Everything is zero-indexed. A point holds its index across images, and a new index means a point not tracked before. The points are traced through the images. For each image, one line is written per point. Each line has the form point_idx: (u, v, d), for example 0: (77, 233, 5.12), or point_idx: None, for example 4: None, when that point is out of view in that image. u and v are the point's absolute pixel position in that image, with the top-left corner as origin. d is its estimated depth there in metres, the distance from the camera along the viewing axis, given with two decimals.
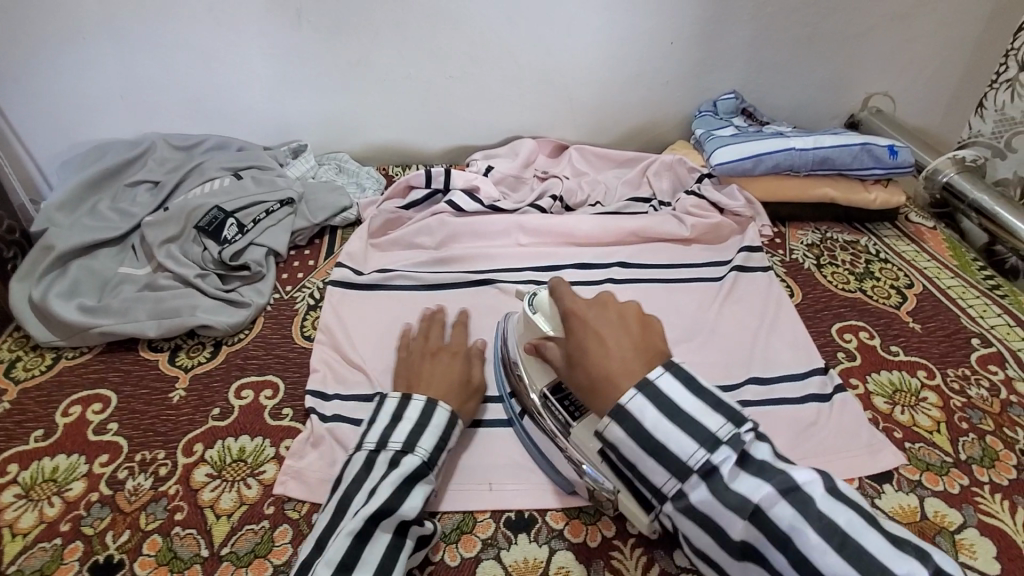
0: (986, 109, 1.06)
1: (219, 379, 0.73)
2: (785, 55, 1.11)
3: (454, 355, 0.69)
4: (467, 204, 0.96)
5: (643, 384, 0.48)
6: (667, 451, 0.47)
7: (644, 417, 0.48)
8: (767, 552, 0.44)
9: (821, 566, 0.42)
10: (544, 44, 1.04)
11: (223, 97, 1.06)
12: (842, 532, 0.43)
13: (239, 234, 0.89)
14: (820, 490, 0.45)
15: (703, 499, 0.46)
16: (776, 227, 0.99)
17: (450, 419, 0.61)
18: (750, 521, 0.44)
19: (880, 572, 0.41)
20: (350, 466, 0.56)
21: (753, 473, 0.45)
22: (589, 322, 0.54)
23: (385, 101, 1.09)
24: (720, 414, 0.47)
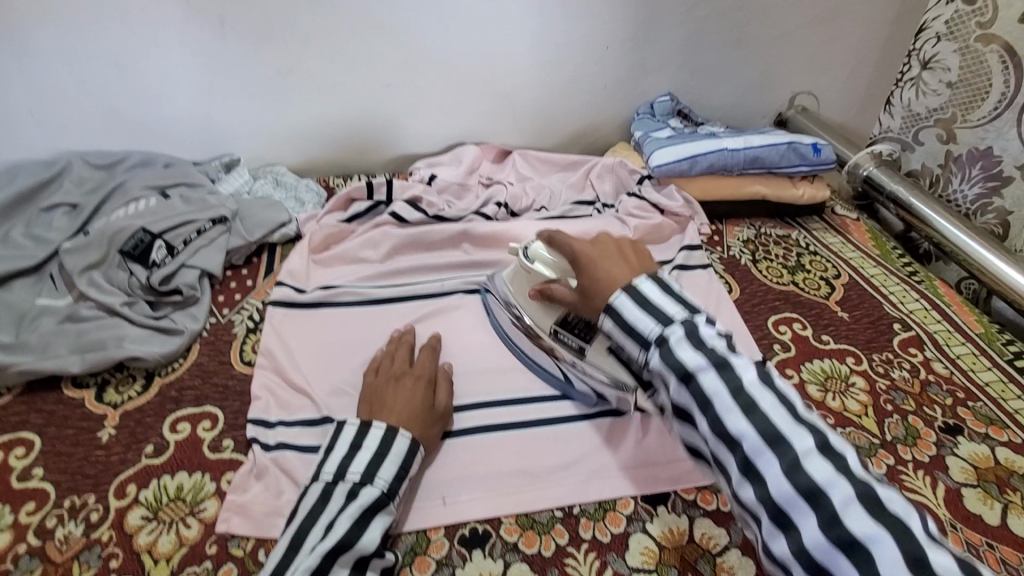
0: (893, 108, 1.12)
1: (153, 413, 0.69)
2: (715, 57, 1.15)
3: (420, 378, 0.68)
4: (411, 215, 0.95)
5: (631, 287, 0.58)
6: (632, 328, 0.56)
7: (622, 307, 0.57)
8: (697, 416, 0.51)
9: (734, 428, 0.49)
10: (482, 51, 1.04)
11: (147, 110, 1.01)
12: (756, 404, 0.49)
13: (168, 257, 0.85)
14: (753, 375, 0.51)
15: (656, 364, 0.54)
16: (714, 224, 1.02)
17: (411, 447, 0.60)
18: (684, 384, 0.52)
19: (775, 437, 0.47)
20: (305, 498, 0.55)
21: (700, 348, 0.52)
22: (592, 258, 0.66)
23: (321, 112, 1.06)
24: (681, 308, 0.56)
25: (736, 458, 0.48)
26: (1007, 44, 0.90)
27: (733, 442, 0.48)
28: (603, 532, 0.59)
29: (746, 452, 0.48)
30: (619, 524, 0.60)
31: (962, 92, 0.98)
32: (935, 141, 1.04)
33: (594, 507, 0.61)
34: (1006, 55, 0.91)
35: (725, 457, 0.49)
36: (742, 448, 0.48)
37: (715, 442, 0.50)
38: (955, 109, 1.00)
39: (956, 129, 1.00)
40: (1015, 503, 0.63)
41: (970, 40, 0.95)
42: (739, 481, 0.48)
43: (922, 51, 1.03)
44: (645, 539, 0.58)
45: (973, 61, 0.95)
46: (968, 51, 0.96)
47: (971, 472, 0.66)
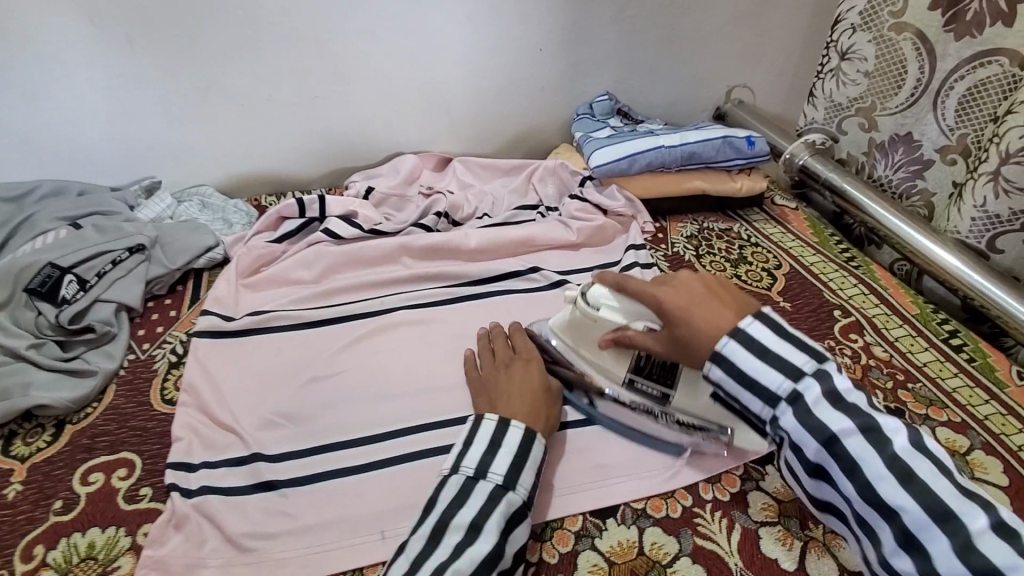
0: (817, 99, 1.15)
1: (62, 465, 0.64)
2: (649, 54, 1.15)
3: (529, 360, 0.67)
4: (345, 231, 0.91)
5: (736, 331, 0.53)
6: (754, 382, 0.51)
7: (733, 356, 0.52)
8: (838, 477, 0.49)
9: (891, 500, 0.46)
10: (412, 58, 1.01)
11: (56, 136, 0.94)
12: (915, 476, 0.46)
13: (81, 292, 0.79)
14: (904, 441, 0.48)
15: (785, 422, 0.51)
16: (658, 222, 1.02)
17: (527, 436, 0.57)
18: (825, 444, 0.49)
19: (941, 512, 0.45)
20: (449, 490, 0.53)
21: (842, 409, 0.49)
22: (683, 306, 0.56)
23: (248, 128, 1.01)
24: (807, 361, 0.51)
25: (893, 529, 0.46)
26: (918, 31, 0.92)
27: (890, 512, 0.46)
28: (550, 552, 0.57)
29: (907, 525, 0.46)
30: (567, 542, 0.58)
31: (880, 81, 1.00)
32: (858, 129, 1.07)
33: (541, 527, 0.59)
34: (918, 42, 0.93)
35: (876, 522, 0.47)
36: (903, 520, 0.46)
37: (864, 507, 0.48)
38: (873, 97, 1.02)
39: (878, 116, 1.03)
40: None
41: (885, 28, 0.97)
42: (893, 550, 0.46)
43: (840, 43, 1.06)
44: (593, 556, 0.56)
45: (888, 50, 0.98)
46: (883, 40, 0.98)
47: None
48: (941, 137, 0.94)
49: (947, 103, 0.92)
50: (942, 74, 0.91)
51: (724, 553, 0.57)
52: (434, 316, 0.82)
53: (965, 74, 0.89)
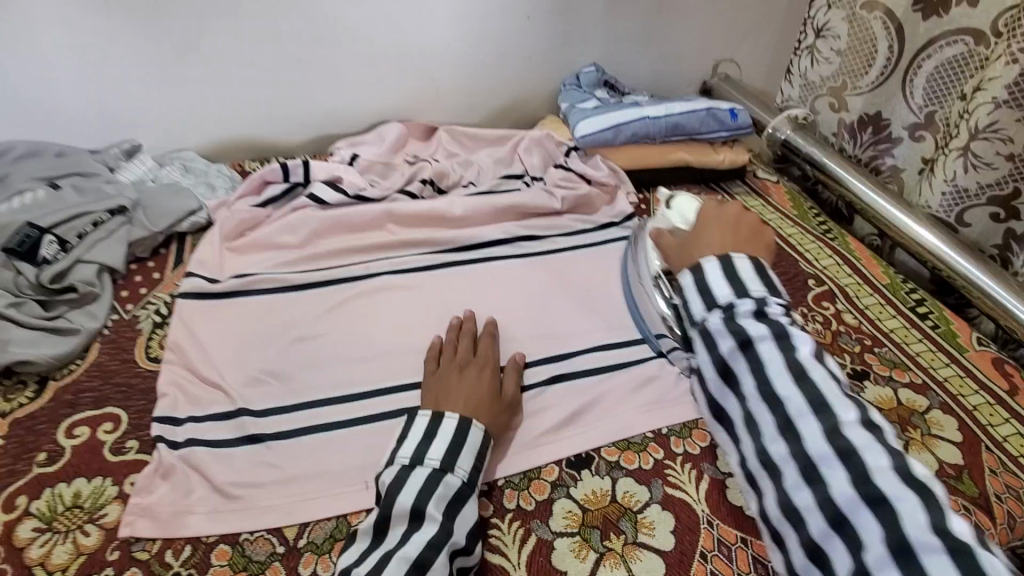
0: (793, 76, 1.15)
1: (46, 419, 0.64)
2: (636, 24, 1.14)
3: (484, 367, 0.66)
4: (330, 196, 0.91)
5: (723, 257, 0.63)
6: (708, 290, 0.62)
7: (709, 272, 0.63)
8: (741, 375, 0.58)
9: (781, 392, 0.55)
10: (396, 24, 1.00)
11: (30, 97, 0.92)
12: (808, 377, 0.55)
13: (61, 252, 0.78)
14: (808, 353, 0.57)
15: (713, 328, 0.60)
16: (641, 194, 1.03)
17: (484, 440, 0.58)
18: (740, 346, 0.58)
19: (818, 405, 0.53)
20: (410, 480, 0.53)
21: (763, 320, 0.59)
22: (730, 228, 0.70)
23: (229, 92, 1.00)
24: (764, 287, 0.61)
25: (776, 419, 0.55)
26: (888, 11, 0.94)
27: (777, 402, 0.55)
28: (526, 501, 0.59)
29: (790, 414, 0.54)
30: (543, 491, 0.60)
31: (852, 59, 1.02)
32: (829, 109, 1.09)
33: (518, 478, 0.61)
34: (888, 21, 0.94)
35: (763, 413, 0.56)
36: (788, 408, 0.54)
37: (759, 401, 0.56)
38: (845, 77, 1.04)
39: (848, 95, 1.04)
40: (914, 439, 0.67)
41: (857, 7, 0.98)
42: (772, 436, 0.54)
43: (816, 20, 1.06)
44: (569, 504, 0.59)
45: (860, 28, 0.99)
46: (855, 18, 0.99)
47: None
48: (910, 115, 0.97)
49: (915, 82, 0.94)
50: (912, 53, 0.93)
51: (692, 501, 0.60)
52: (418, 281, 0.83)
53: (932, 53, 0.90)
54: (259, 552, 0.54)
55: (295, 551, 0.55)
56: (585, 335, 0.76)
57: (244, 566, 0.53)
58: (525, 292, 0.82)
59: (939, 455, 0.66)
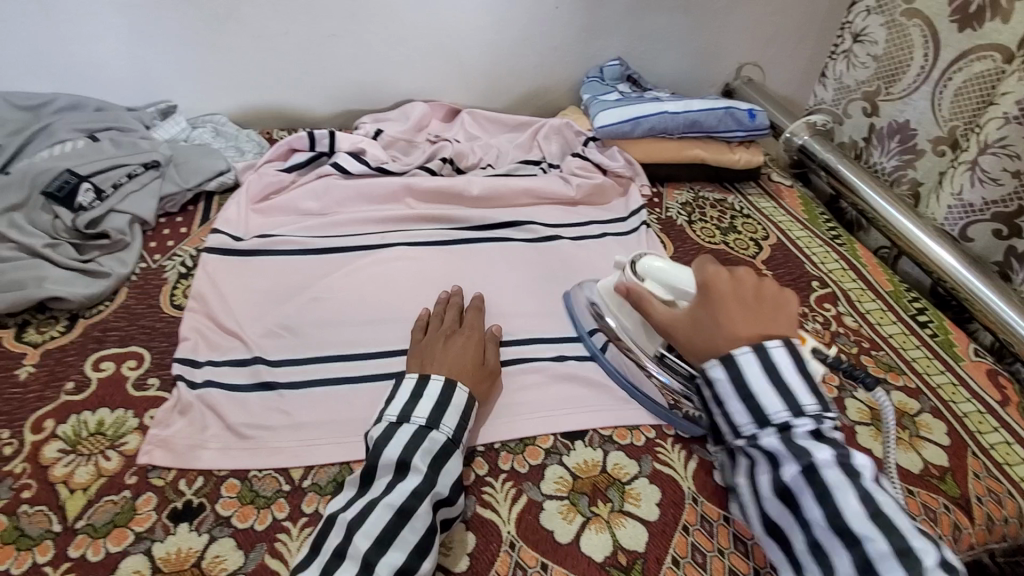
0: (827, 79, 1.17)
1: (74, 352, 0.68)
2: (663, 22, 1.16)
3: (470, 336, 0.68)
4: (353, 166, 0.94)
5: (760, 348, 0.56)
6: (756, 401, 0.55)
7: (746, 367, 0.56)
8: (806, 502, 0.51)
9: (855, 528, 0.49)
10: (428, 4, 1.03)
11: (74, 52, 0.96)
12: (883, 511, 0.49)
13: (96, 200, 0.82)
14: (870, 477, 0.52)
15: (772, 446, 0.54)
16: (655, 187, 1.05)
17: (468, 402, 0.61)
18: (803, 470, 0.52)
19: (901, 547, 0.48)
20: (397, 436, 0.55)
21: (823, 441, 0.53)
22: (724, 296, 0.61)
23: (262, 61, 1.03)
24: (814, 397, 0.55)
25: (852, 557, 0.49)
26: (927, 18, 0.95)
27: (852, 538, 0.49)
28: (520, 463, 0.62)
29: (869, 553, 0.48)
30: (537, 457, 0.63)
31: (887, 65, 1.03)
32: (862, 113, 1.10)
33: (514, 443, 0.64)
34: (926, 29, 0.95)
35: (835, 551, 0.49)
36: (865, 548, 0.48)
37: (826, 534, 0.50)
38: (879, 82, 1.05)
39: (880, 101, 1.06)
40: (902, 439, 0.69)
41: (896, 13, 1.00)
42: None
43: (854, 24, 1.08)
44: (560, 470, 0.62)
45: (897, 34, 1.00)
46: (894, 24, 1.01)
47: (865, 412, 0.72)
48: (935, 127, 0.97)
49: (943, 93, 0.95)
50: (944, 64, 0.94)
51: (679, 478, 0.62)
52: (432, 254, 0.85)
53: (962, 66, 0.91)
54: (265, 489, 0.58)
55: (300, 490, 0.58)
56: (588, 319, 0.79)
57: (251, 500, 0.57)
58: (533, 272, 0.85)
59: (924, 456, 0.68)
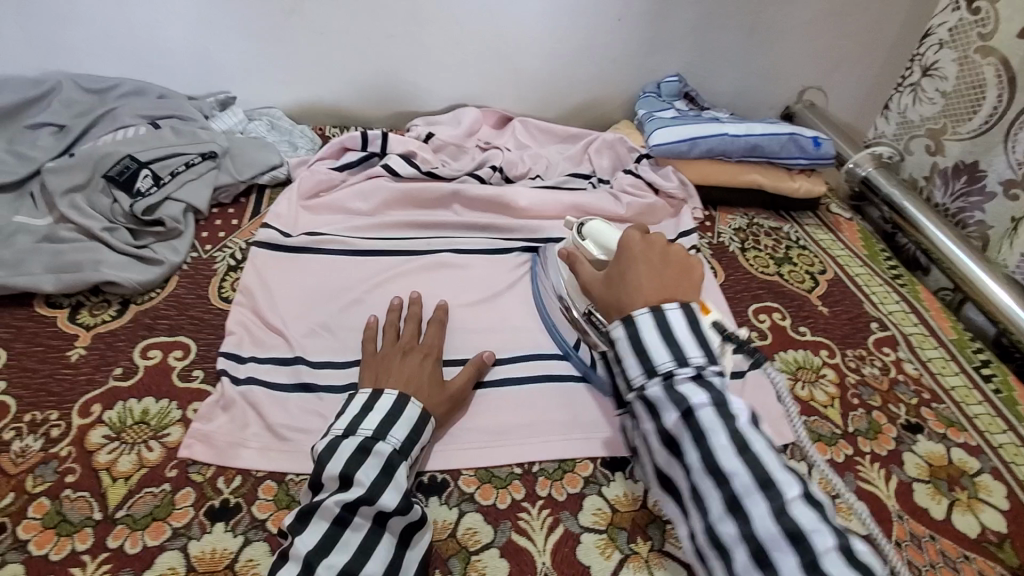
0: (890, 112, 1.12)
1: (124, 338, 0.69)
2: (726, 41, 1.13)
3: (426, 355, 0.66)
4: (404, 169, 0.94)
5: (657, 310, 0.59)
6: (646, 353, 0.57)
7: (643, 326, 0.58)
8: (685, 445, 0.53)
9: (725, 466, 0.51)
10: (489, 9, 1.01)
11: (142, 38, 0.98)
12: (749, 448, 0.51)
13: (154, 186, 0.84)
14: (744, 420, 0.54)
15: (655, 395, 0.56)
16: (707, 210, 1.02)
17: (421, 416, 0.58)
18: (682, 416, 0.54)
19: (765, 480, 0.50)
20: (341, 448, 0.53)
21: (703, 387, 0.55)
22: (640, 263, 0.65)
23: (321, 58, 1.04)
24: (701, 350, 0.57)
25: (721, 494, 0.50)
26: (1003, 58, 0.90)
27: (723, 477, 0.50)
28: (558, 491, 0.60)
29: (735, 490, 0.50)
30: (576, 485, 0.61)
31: (956, 102, 0.98)
32: (924, 151, 1.06)
33: (553, 467, 0.62)
34: (1001, 69, 0.90)
35: (708, 490, 0.51)
36: (733, 484, 0.50)
37: (702, 473, 0.51)
38: (946, 120, 1.00)
39: (946, 140, 1.01)
40: (960, 500, 0.65)
41: (970, 50, 0.94)
42: (720, 515, 0.50)
43: (925, 57, 1.03)
44: (599, 501, 0.60)
45: (969, 72, 0.95)
46: (967, 62, 0.95)
47: (924, 468, 0.67)
48: (1008, 169, 0.92)
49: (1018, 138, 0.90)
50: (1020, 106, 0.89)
51: None
52: (477, 263, 0.84)
53: None
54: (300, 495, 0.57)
55: None
56: None
57: (287, 505, 0.56)
58: None
59: (982, 519, 0.63)
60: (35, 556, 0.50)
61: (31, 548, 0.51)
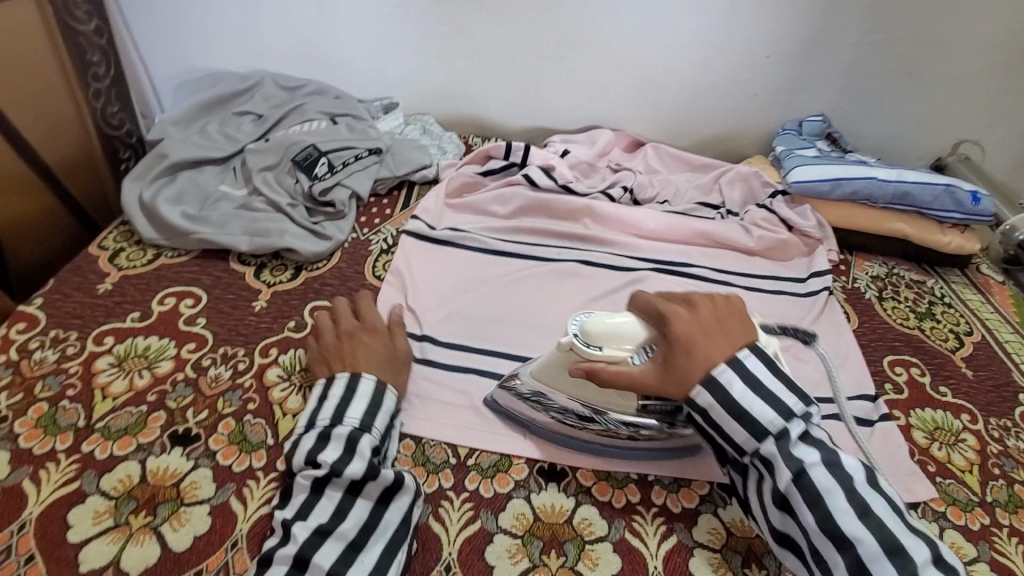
0: None
1: (296, 298, 0.80)
2: (880, 85, 1.09)
3: (375, 332, 0.69)
4: (542, 180, 1.00)
5: (733, 359, 0.53)
6: (744, 413, 0.52)
7: (730, 386, 0.52)
8: (801, 509, 0.49)
9: (851, 532, 0.47)
10: (640, 39, 1.06)
11: (330, 47, 1.14)
12: (871, 509, 0.48)
13: (328, 173, 0.96)
14: (858, 472, 0.51)
15: (768, 455, 0.51)
16: (843, 254, 0.98)
17: (378, 388, 0.63)
18: (795, 476, 0.50)
19: (894, 547, 0.46)
20: (303, 440, 0.58)
21: (812, 444, 0.51)
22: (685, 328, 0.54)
23: (477, 74, 1.14)
24: (795, 394, 0.52)
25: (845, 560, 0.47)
26: None
27: (847, 544, 0.47)
28: (674, 503, 0.61)
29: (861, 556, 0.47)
30: (691, 501, 0.61)
31: None
32: None
33: (669, 479, 0.63)
34: None
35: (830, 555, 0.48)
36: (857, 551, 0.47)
37: (822, 538, 0.48)
38: None
39: None
40: None
41: None
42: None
43: None
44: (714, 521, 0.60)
45: None
46: None
47: None
48: None
49: None
50: None
51: None
52: (602, 275, 0.87)
53: None
54: (435, 456, 0.63)
55: (463, 466, 0.63)
56: None
57: (423, 463, 0.63)
58: None
59: None
60: (221, 465, 0.60)
61: (219, 457, 0.61)
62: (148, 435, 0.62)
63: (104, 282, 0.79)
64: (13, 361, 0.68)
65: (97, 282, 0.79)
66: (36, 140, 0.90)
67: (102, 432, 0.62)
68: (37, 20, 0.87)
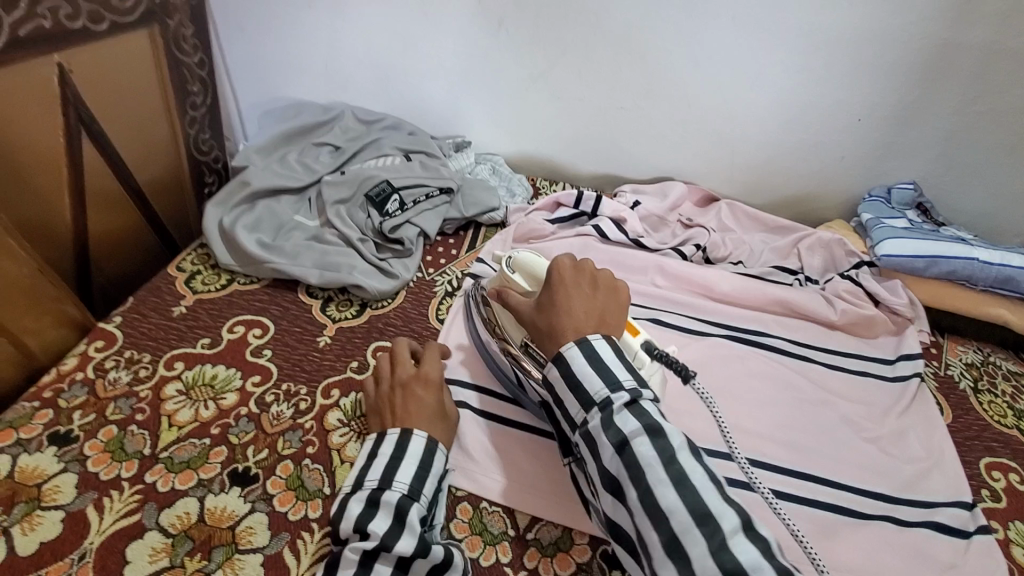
0: None
1: (361, 336, 0.79)
2: (980, 157, 1.02)
3: (427, 385, 0.66)
4: (613, 232, 0.98)
5: (584, 339, 0.57)
6: (580, 386, 0.54)
7: (575, 360, 0.55)
8: (626, 484, 0.49)
9: (663, 502, 0.46)
10: (723, 96, 1.04)
11: (410, 84, 1.16)
12: (689, 480, 0.47)
13: (399, 210, 0.97)
14: (682, 443, 0.49)
15: (594, 428, 0.52)
16: (934, 335, 0.91)
17: (427, 447, 0.59)
18: (617, 450, 0.50)
19: (703, 514, 0.45)
20: (349, 504, 0.54)
21: (636, 415, 0.51)
22: (567, 285, 0.62)
23: (551, 120, 1.14)
24: (633, 375, 0.54)
25: (660, 537, 0.45)
26: None
27: (661, 517, 0.46)
28: None
29: (675, 529, 0.45)
30: None
31: None
32: None
33: None
34: None
35: (648, 532, 0.46)
36: (670, 525, 0.45)
37: (641, 514, 0.47)
38: None
39: None
40: None
41: None
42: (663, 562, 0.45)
43: None
44: None
45: None
46: None
47: None
48: None
49: None
50: None
51: None
52: (670, 339, 0.84)
53: None
54: (493, 526, 0.61)
55: (523, 540, 0.60)
56: (839, 467, 0.71)
57: (480, 531, 0.60)
58: (774, 390, 0.79)
59: None
60: (277, 512, 0.59)
61: (275, 503, 0.59)
62: (208, 470, 0.62)
63: (179, 305, 0.81)
64: (89, 379, 0.70)
65: (173, 304, 0.81)
66: (131, 160, 0.95)
67: (165, 463, 0.62)
68: (148, 50, 0.92)
